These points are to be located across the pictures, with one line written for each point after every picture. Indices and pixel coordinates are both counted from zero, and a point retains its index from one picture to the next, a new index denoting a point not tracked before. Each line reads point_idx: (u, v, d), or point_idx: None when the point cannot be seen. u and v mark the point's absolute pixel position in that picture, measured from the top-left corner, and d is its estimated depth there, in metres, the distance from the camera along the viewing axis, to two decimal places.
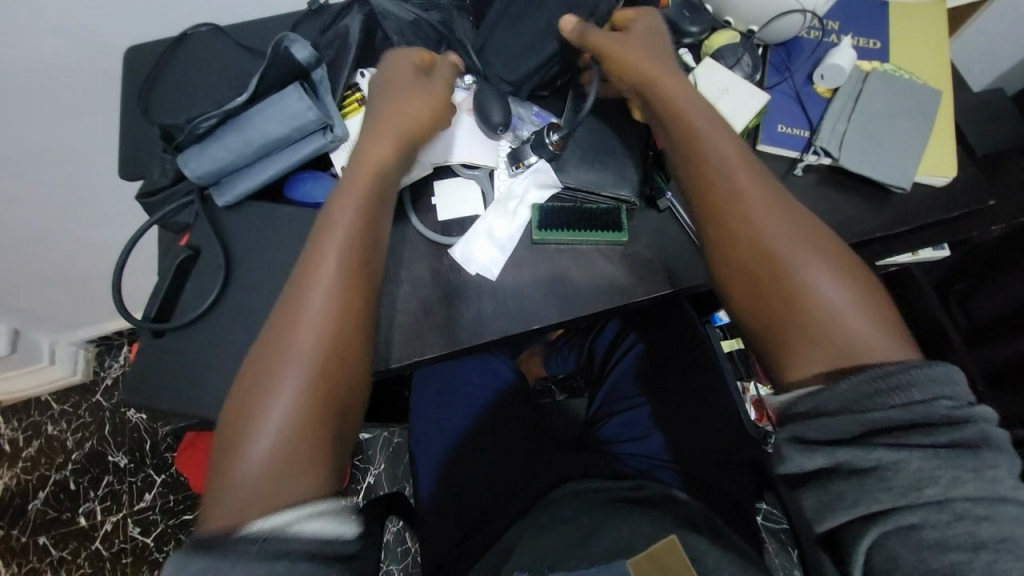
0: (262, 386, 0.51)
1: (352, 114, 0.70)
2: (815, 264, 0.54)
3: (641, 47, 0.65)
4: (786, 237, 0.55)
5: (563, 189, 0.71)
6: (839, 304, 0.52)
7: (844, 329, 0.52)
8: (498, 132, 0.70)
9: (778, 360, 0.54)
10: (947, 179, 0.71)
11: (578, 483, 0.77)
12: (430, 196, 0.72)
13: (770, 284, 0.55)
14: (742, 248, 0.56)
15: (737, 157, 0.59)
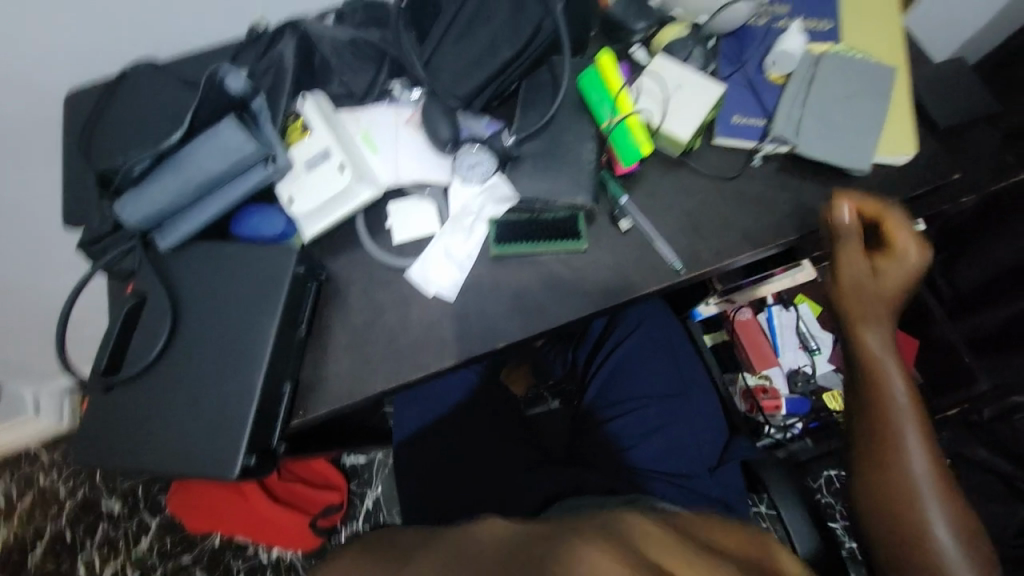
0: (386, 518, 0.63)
1: (297, 142, 0.68)
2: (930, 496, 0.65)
3: (886, 280, 0.68)
4: (923, 470, 0.66)
5: (522, 200, 0.68)
6: (938, 528, 0.64)
7: (930, 546, 0.64)
8: (448, 148, 0.69)
9: (881, 540, 0.67)
10: (908, 156, 0.70)
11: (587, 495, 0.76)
12: (383, 219, 0.71)
13: (907, 507, 0.66)
14: (888, 474, 0.67)
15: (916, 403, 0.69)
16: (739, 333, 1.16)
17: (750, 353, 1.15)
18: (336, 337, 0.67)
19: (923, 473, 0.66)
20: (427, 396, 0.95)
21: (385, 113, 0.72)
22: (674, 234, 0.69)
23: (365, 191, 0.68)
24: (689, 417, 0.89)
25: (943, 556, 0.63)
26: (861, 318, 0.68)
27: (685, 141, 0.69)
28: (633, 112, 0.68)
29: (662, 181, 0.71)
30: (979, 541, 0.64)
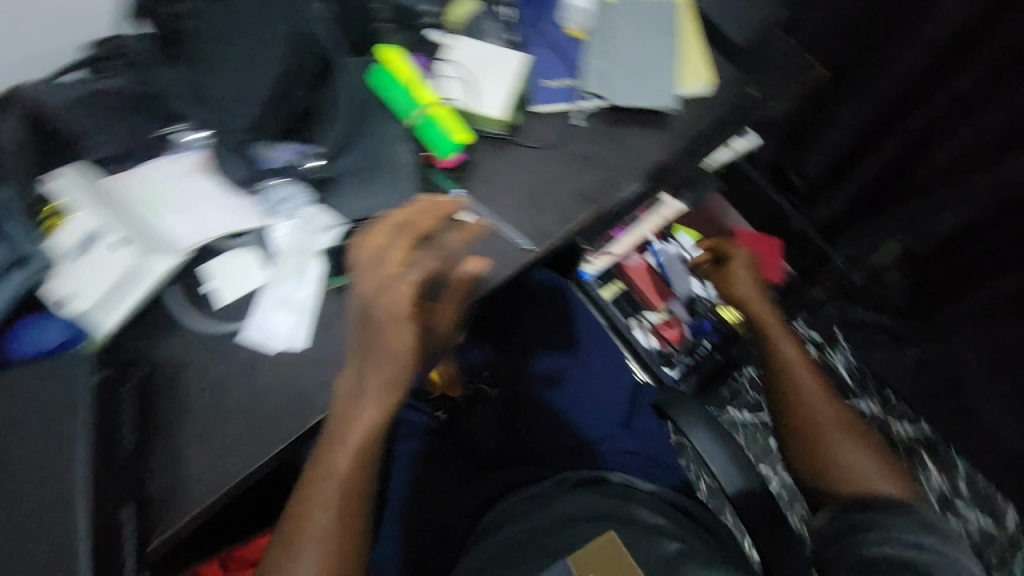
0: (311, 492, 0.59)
1: (54, 233, 0.57)
2: (841, 432, 0.74)
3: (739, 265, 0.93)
4: (827, 409, 0.77)
5: (349, 225, 0.62)
6: (856, 457, 0.72)
7: (858, 474, 0.71)
8: (249, 187, 0.61)
9: (817, 479, 0.73)
10: (709, 87, 0.73)
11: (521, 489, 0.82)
12: (201, 285, 0.62)
13: (825, 443, 0.74)
14: (801, 417, 0.77)
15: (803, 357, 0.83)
16: (633, 279, 1.21)
17: (646, 291, 1.20)
18: (176, 435, 0.57)
19: (829, 412, 0.76)
20: None
21: (168, 164, 0.62)
22: (514, 215, 0.67)
23: (160, 263, 0.58)
24: (595, 375, 0.96)
25: (870, 480, 0.70)
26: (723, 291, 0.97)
27: (505, 118, 0.66)
28: (438, 101, 0.64)
29: (492, 163, 0.68)
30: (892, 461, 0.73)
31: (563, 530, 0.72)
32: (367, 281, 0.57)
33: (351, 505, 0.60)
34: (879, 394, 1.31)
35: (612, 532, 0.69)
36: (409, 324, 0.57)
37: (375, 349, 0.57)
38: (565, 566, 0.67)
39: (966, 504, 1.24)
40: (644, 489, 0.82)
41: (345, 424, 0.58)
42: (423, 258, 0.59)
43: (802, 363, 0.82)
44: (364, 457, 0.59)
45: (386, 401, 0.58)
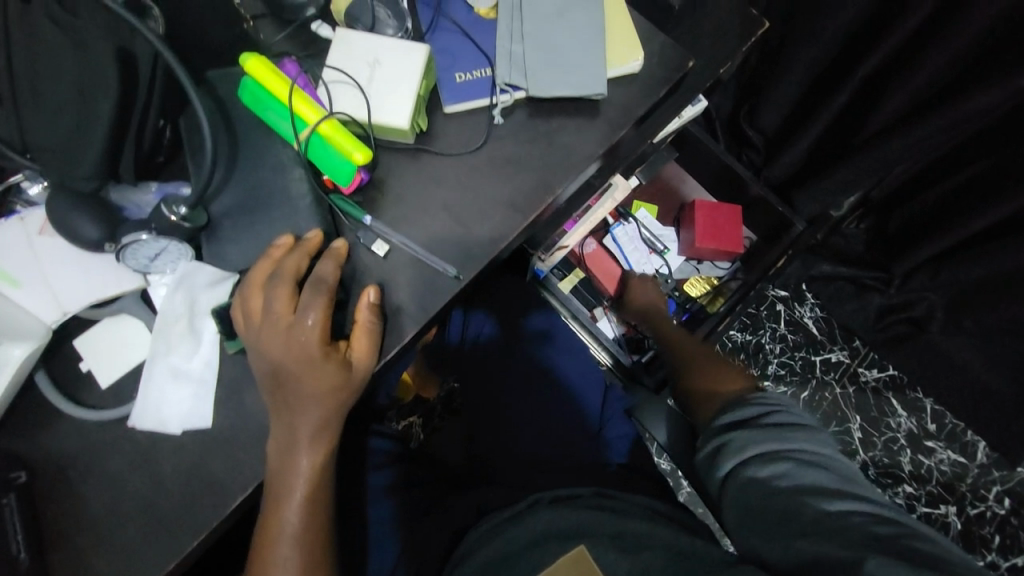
0: (266, 560, 0.53)
1: None
2: (703, 368, 0.88)
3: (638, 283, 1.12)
4: (690, 354, 0.93)
5: (241, 272, 0.54)
6: (716, 378, 0.84)
7: (718, 386, 0.81)
8: (107, 248, 0.51)
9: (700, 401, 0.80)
10: (639, 62, 0.63)
11: (495, 515, 0.72)
12: (77, 363, 0.53)
13: (690, 370, 0.88)
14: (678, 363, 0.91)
15: (672, 331, 1.01)
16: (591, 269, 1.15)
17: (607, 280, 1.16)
18: (77, 539, 0.51)
19: (693, 355, 0.92)
20: None
21: (8, 229, 0.53)
22: (437, 238, 0.59)
23: (16, 351, 0.49)
24: (566, 372, 0.90)
25: (726, 387, 0.80)
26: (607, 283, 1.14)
27: (407, 128, 0.57)
28: (323, 117, 0.54)
29: (406, 179, 0.60)
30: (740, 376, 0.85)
31: (535, 546, 0.65)
32: (269, 338, 0.51)
33: (313, 555, 0.54)
34: (848, 345, 1.34)
35: (582, 546, 0.62)
36: (328, 363, 0.51)
37: (294, 396, 0.51)
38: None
39: (935, 441, 1.29)
40: (629, 499, 0.73)
41: (285, 485, 0.52)
42: (314, 291, 0.51)
43: (674, 334, 1.00)
44: (314, 503, 0.54)
45: (321, 444, 0.53)
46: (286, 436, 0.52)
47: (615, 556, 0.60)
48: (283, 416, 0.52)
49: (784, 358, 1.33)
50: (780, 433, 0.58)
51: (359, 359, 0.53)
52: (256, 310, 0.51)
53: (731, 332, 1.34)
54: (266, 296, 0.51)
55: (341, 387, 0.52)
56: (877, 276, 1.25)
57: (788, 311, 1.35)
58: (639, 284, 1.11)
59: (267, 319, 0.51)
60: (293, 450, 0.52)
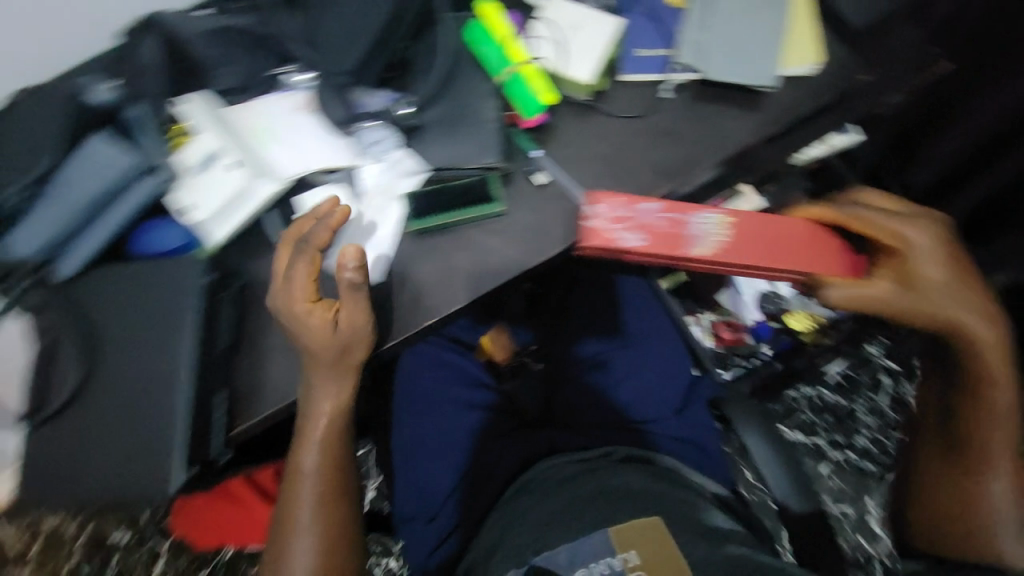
0: (290, 496, 0.64)
1: (182, 148, 0.65)
2: (1000, 486, 0.64)
3: (925, 313, 0.65)
4: (1002, 447, 0.65)
5: (430, 171, 0.66)
6: (1000, 521, 0.63)
7: (989, 536, 0.63)
8: (345, 129, 0.67)
9: (959, 536, 0.65)
10: (815, 67, 0.69)
11: (554, 458, 0.77)
12: (294, 212, 0.68)
13: (966, 492, 0.65)
14: (967, 467, 0.66)
15: (1015, 417, 0.65)
16: (817, 273, 0.69)
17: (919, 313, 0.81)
18: (265, 342, 0.64)
19: (998, 459, 0.65)
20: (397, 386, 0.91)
21: (277, 101, 0.69)
22: (590, 181, 0.67)
23: (267, 187, 0.64)
24: (637, 368, 0.91)
25: (1006, 550, 0.63)
26: (891, 231, 0.67)
27: (587, 83, 0.66)
28: (527, 61, 0.66)
29: (572, 130, 0.69)
30: None
31: (606, 500, 0.67)
32: (279, 297, 0.60)
33: (330, 490, 0.64)
34: None
35: (658, 518, 0.64)
36: (314, 315, 0.58)
37: (301, 351, 0.59)
38: (605, 536, 0.63)
39: None
40: (695, 482, 0.76)
41: (304, 417, 0.62)
42: (299, 254, 0.59)
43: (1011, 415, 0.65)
44: (329, 443, 0.63)
45: (336, 390, 0.61)
46: (305, 389, 0.62)
47: (691, 537, 0.62)
48: (302, 368, 0.61)
49: (875, 433, 1.24)
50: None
51: (344, 320, 0.58)
52: (276, 276, 0.61)
53: (822, 388, 1.27)
54: (281, 264, 0.61)
55: (327, 342, 0.58)
56: None
57: (893, 385, 1.26)
58: (938, 289, 0.65)
59: (280, 284, 0.60)
60: (317, 396, 0.61)
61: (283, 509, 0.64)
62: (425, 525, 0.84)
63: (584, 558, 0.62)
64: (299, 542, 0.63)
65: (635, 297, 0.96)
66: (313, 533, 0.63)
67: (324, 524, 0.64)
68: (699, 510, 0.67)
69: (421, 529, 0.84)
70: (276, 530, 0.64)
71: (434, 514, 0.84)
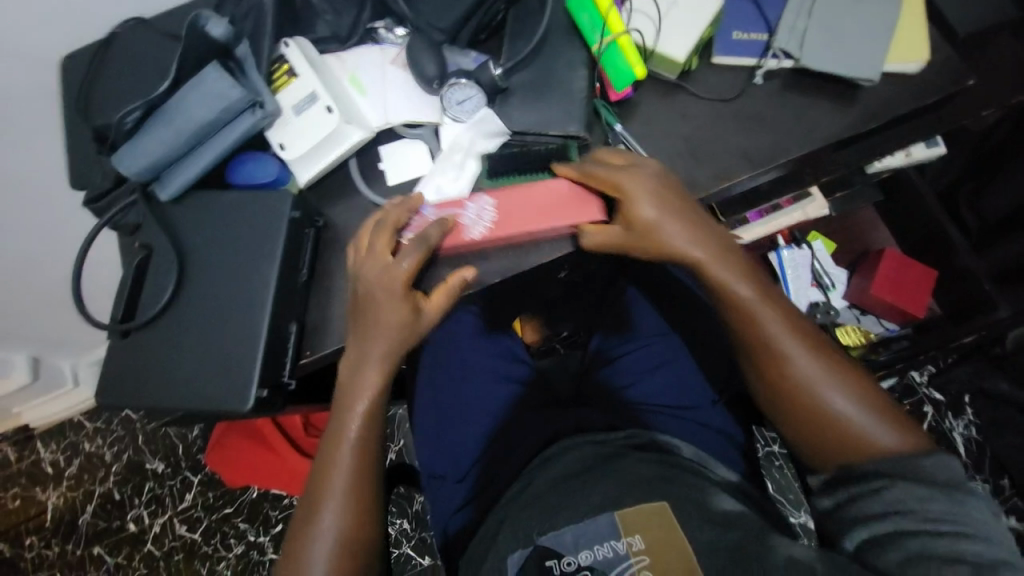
0: (333, 441, 0.63)
1: (284, 88, 0.67)
2: (833, 390, 0.61)
3: (679, 224, 0.63)
4: (796, 347, 0.62)
5: (511, 134, 0.68)
6: (855, 423, 0.59)
7: (857, 437, 0.59)
8: (434, 86, 0.68)
9: (821, 458, 0.61)
10: (919, 65, 0.66)
11: (583, 436, 0.80)
12: (377, 162, 0.71)
13: (807, 409, 0.61)
14: (784, 391, 0.62)
15: (784, 316, 0.64)
16: (588, 224, 0.65)
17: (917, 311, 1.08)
18: (336, 283, 0.67)
19: (807, 368, 0.62)
20: (439, 350, 0.94)
21: (370, 53, 0.71)
22: (672, 162, 0.67)
23: (356, 134, 0.67)
24: (675, 366, 0.91)
25: (868, 439, 0.59)
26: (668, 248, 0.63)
27: (681, 60, 0.65)
28: (624, 32, 0.65)
29: (657, 109, 0.69)
30: (875, 390, 0.62)
31: (613, 482, 0.69)
32: (370, 265, 0.61)
33: (372, 441, 0.64)
34: (994, 480, 1.19)
35: (665, 503, 0.64)
36: (405, 302, 0.62)
37: (376, 308, 0.61)
38: (611, 520, 0.64)
39: None
40: (719, 475, 0.75)
41: (352, 390, 0.63)
42: (416, 245, 0.61)
43: (780, 316, 0.64)
44: (380, 392, 0.64)
45: (396, 337, 0.62)
46: (368, 336, 0.62)
47: (699, 523, 0.62)
48: (371, 315, 0.62)
49: None
50: (920, 492, 0.54)
51: (430, 310, 0.63)
52: (368, 245, 0.62)
53: None
54: (380, 238, 0.62)
55: (411, 321, 0.63)
56: None
57: (937, 417, 1.22)
58: (666, 216, 0.62)
59: (376, 254, 0.62)
60: (376, 340, 0.62)
61: (323, 454, 0.63)
62: (454, 483, 0.86)
63: (587, 541, 0.63)
64: (337, 487, 0.61)
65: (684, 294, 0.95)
66: (351, 478, 0.62)
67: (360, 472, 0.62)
68: (708, 494, 0.66)
69: (450, 487, 0.86)
70: (315, 476, 0.63)
71: (463, 476, 0.86)
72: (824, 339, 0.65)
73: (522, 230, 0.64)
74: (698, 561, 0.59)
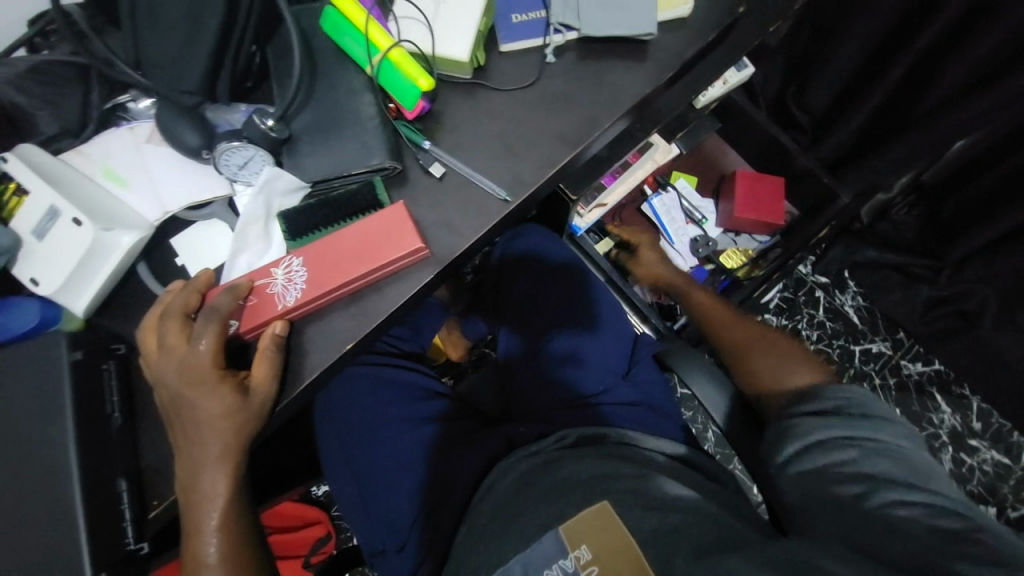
0: (199, 563, 0.55)
1: (18, 211, 0.56)
2: (759, 347, 0.82)
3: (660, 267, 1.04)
4: (731, 322, 0.89)
5: (312, 185, 0.61)
6: (779, 367, 0.78)
7: (781, 378, 0.77)
8: (205, 154, 0.59)
9: (761, 390, 0.77)
10: (688, 6, 0.66)
11: (517, 453, 0.72)
12: (173, 256, 0.61)
13: (742, 354, 0.83)
14: (722, 339, 0.87)
15: (720, 306, 0.93)
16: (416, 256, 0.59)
17: (775, 221, 1.15)
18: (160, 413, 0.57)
19: (734, 328, 0.88)
20: (344, 410, 0.84)
21: (119, 136, 0.61)
22: (493, 165, 0.63)
23: (124, 238, 0.56)
24: (600, 356, 0.85)
25: (792, 375, 0.76)
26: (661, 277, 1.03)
27: (465, 60, 0.61)
28: (392, 45, 0.60)
29: (462, 113, 0.65)
30: (810, 359, 0.79)
31: (554, 497, 0.61)
32: (166, 363, 0.53)
33: (245, 550, 0.56)
34: (891, 335, 1.28)
35: (605, 501, 0.58)
36: (222, 386, 0.53)
37: (189, 410, 0.53)
38: (556, 537, 0.56)
39: (978, 439, 1.21)
40: (650, 445, 0.72)
41: (199, 506, 0.54)
42: (206, 320, 0.53)
43: (710, 300, 0.95)
44: (235, 496, 0.56)
45: (227, 433, 0.54)
46: (194, 442, 0.53)
47: (641, 512, 0.56)
48: (191, 414, 0.53)
49: (821, 346, 1.28)
50: (848, 420, 0.61)
51: (257, 384, 0.55)
52: (156, 333, 0.55)
53: (767, 315, 1.29)
54: (166, 326, 0.54)
55: (239, 409, 0.54)
56: (929, 264, 1.16)
57: (828, 298, 1.30)
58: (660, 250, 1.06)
59: (167, 346, 0.53)
60: (204, 444, 0.53)
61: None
62: (395, 554, 0.77)
63: (537, 566, 0.55)
64: None
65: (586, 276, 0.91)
66: None
67: None
68: (647, 479, 0.61)
69: (394, 560, 0.77)
70: None
71: (403, 542, 0.77)
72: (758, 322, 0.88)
73: (336, 285, 0.57)
74: (644, 554, 0.53)
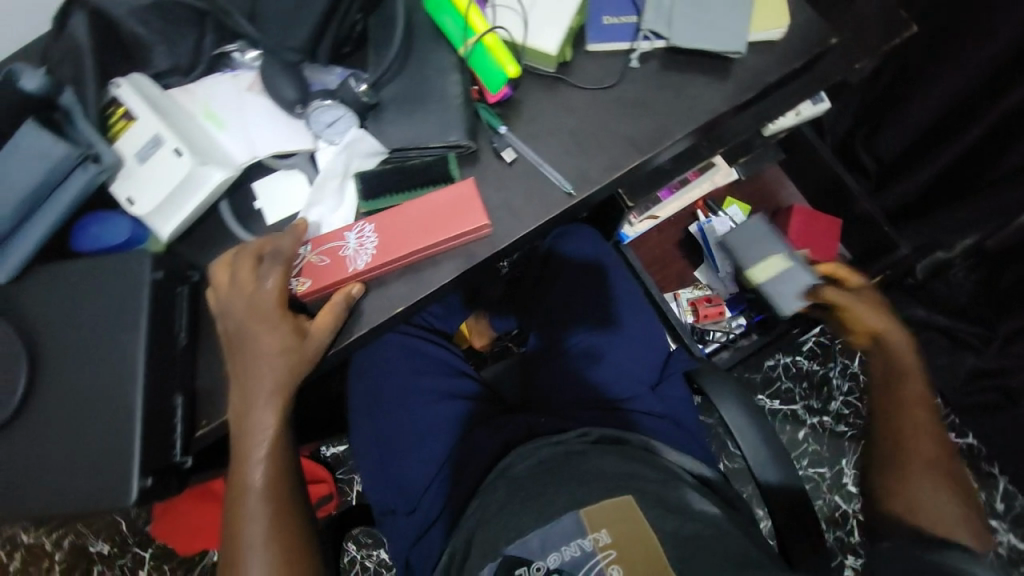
0: (242, 487, 0.59)
1: (125, 135, 0.61)
2: (924, 468, 0.64)
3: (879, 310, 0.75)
4: (916, 418, 0.68)
5: (390, 152, 0.63)
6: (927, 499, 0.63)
7: (921, 510, 0.62)
8: (298, 109, 0.63)
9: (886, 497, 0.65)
10: (782, 30, 0.66)
11: (531, 443, 0.72)
12: (252, 200, 0.65)
13: (900, 459, 0.66)
14: (889, 428, 0.68)
15: (916, 390, 0.70)
16: (479, 231, 0.61)
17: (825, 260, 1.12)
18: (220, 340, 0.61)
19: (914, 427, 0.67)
20: (377, 372, 0.87)
21: (223, 83, 0.65)
22: (562, 158, 0.65)
23: (216, 175, 0.60)
24: (633, 362, 0.85)
25: (932, 519, 0.62)
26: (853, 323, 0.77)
27: (554, 54, 0.63)
28: (488, 31, 0.63)
29: (541, 104, 0.66)
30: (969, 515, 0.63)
31: (575, 483, 0.62)
32: (236, 300, 0.57)
33: (280, 483, 0.59)
34: None
35: (629, 496, 0.59)
36: (284, 324, 0.57)
37: (251, 342, 0.57)
38: (576, 517, 0.58)
39: (998, 521, 1.16)
40: (669, 457, 0.70)
41: (249, 433, 0.58)
42: (274, 262, 0.57)
43: (915, 378, 0.71)
44: (280, 431, 0.59)
45: (281, 369, 0.57)
46: (251, 373, 0.57)
47: (659, 512, 0.57)
48: (253, 346, 0.57)
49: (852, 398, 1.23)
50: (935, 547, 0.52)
51: (314, 329, 0.58)
52: (228, 269, 0.58)
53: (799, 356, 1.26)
54: (239, 262, 0.58)
55: (298, 348, 0.57)
56: (977, 330, 1.11)
57: None
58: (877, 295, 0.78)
59: (234, 283, 0.57)
60: (260, 376, 0.57)
61: (233, 509, 0.59)
62: (403, 517, 0.80)
63: (555, 541, 0.58)
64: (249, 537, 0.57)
65: (614, 280, 0.91)
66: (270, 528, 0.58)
67: (278, 510, 0.59)
68: (670, 487, 0.62)
69: (401, 522, 0.80)
70: (227, 526, 0.59)
71: (414, 507, 0.80)
72: (943, 444, 0.67)
73: (401, 250, 0.60)
74: (662, 549, 0.55)
